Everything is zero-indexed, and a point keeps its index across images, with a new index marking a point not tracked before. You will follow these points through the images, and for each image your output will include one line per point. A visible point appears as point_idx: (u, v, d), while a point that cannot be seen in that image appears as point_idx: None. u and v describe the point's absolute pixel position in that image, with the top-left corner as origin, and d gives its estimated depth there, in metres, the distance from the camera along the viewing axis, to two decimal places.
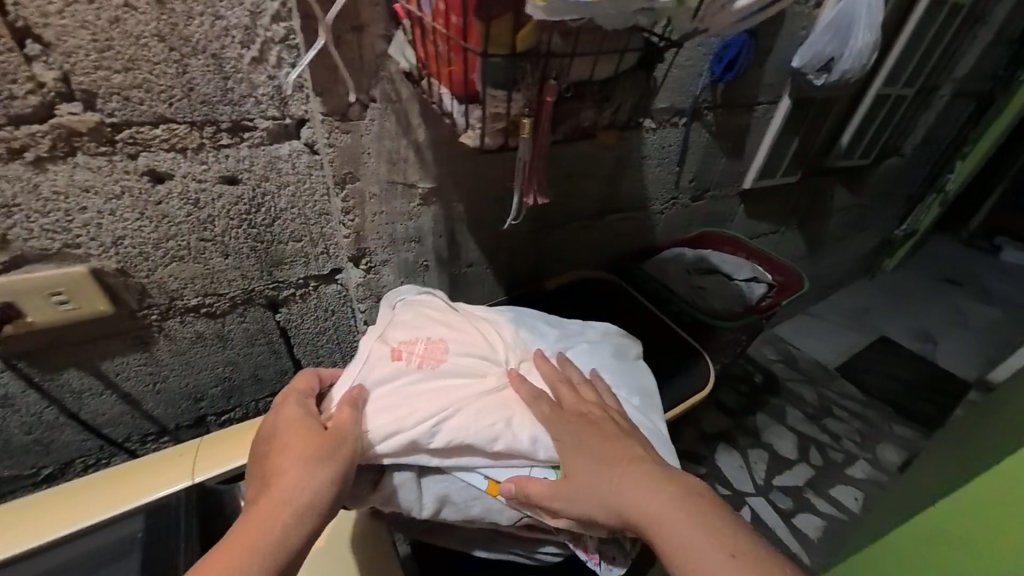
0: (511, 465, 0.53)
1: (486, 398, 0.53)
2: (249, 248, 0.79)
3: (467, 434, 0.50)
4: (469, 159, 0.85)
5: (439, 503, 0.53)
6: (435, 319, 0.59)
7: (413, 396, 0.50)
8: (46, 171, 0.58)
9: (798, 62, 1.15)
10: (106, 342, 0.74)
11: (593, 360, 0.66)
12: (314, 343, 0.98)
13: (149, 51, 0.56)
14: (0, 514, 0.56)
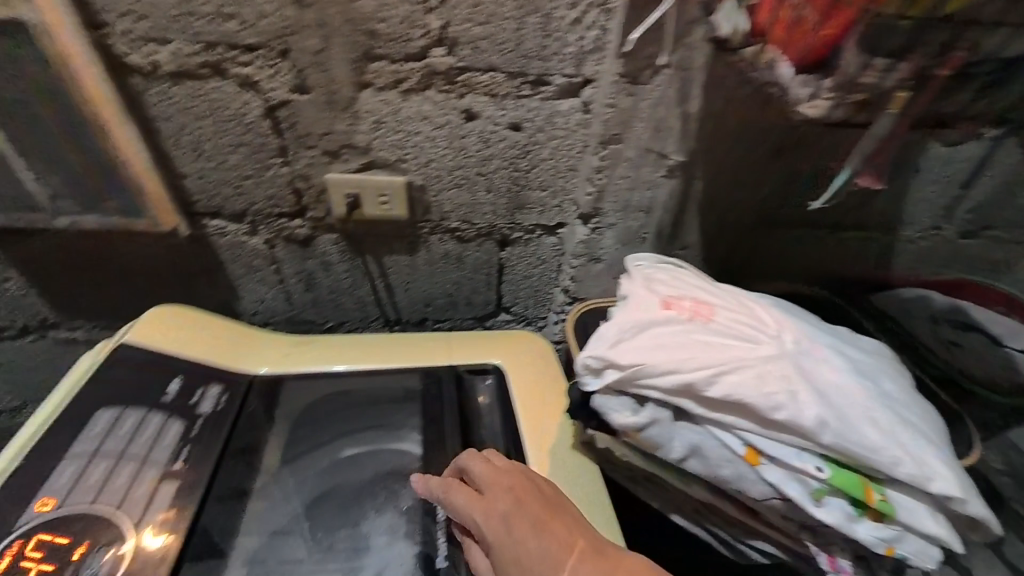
0: (781, 440, 0.49)
1: (766, 365, 0.51)
2: (506, 189, 0.90)
3: (747, 391, 0.49)
4: (726, 137, 0.80)
5: (687, 453, 0.52)
6: (696, 285, 0.61)
7: (689, 342, 0.52)
8: (408, 100, 0.75)
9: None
10: (392, 241, 0.95)
11: (873, 366, 0.56)
12: (520, 284, 1.09)
13: (504, 8, 0.68)
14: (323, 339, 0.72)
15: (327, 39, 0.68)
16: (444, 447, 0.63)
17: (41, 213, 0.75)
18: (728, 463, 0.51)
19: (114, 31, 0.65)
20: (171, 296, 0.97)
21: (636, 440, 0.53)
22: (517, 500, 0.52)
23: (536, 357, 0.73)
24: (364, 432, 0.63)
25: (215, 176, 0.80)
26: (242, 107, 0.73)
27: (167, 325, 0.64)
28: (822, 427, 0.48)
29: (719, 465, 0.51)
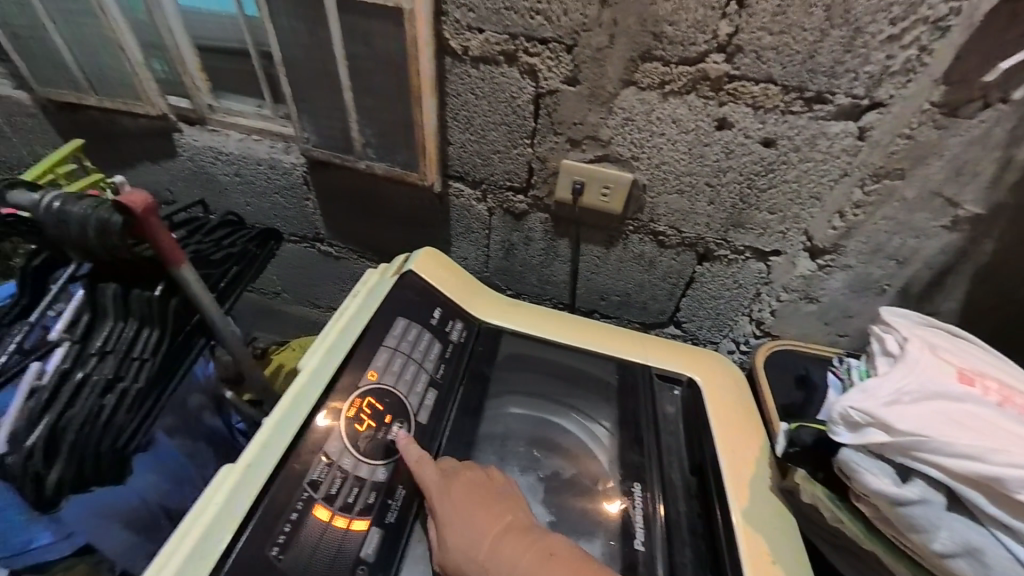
0: None
1: None
2: (730, 205, 0.86)
3: None
4: None
5: (961, 551, 0.49)
6: (989, 364, 0.58)
7: (996, 430, 0.50)
8: (666, 102, 0.77)
9: None
10: (593, 231, 0.99)
11: None
12: (702, 303, 1.04)
13: (809, 19, 0.64)
14: (531, 309, 0.77)
15: (614, 38, 0.73)
16: (640, 441, 0.65)
17: (351, 155, 0.97)
18: None
19: (446, 18, 0.78)
20: (404, 237, 1.17)
21: (894, 516, 0.52)
22: (474, 503, 0.53)
23: (734, 390, 0.73)
24: (550, 401, 0.68)
25: (472, 147, 0.93)
26: (517, 91, 0.83)
27: (445, 267, 0.75)
28: None
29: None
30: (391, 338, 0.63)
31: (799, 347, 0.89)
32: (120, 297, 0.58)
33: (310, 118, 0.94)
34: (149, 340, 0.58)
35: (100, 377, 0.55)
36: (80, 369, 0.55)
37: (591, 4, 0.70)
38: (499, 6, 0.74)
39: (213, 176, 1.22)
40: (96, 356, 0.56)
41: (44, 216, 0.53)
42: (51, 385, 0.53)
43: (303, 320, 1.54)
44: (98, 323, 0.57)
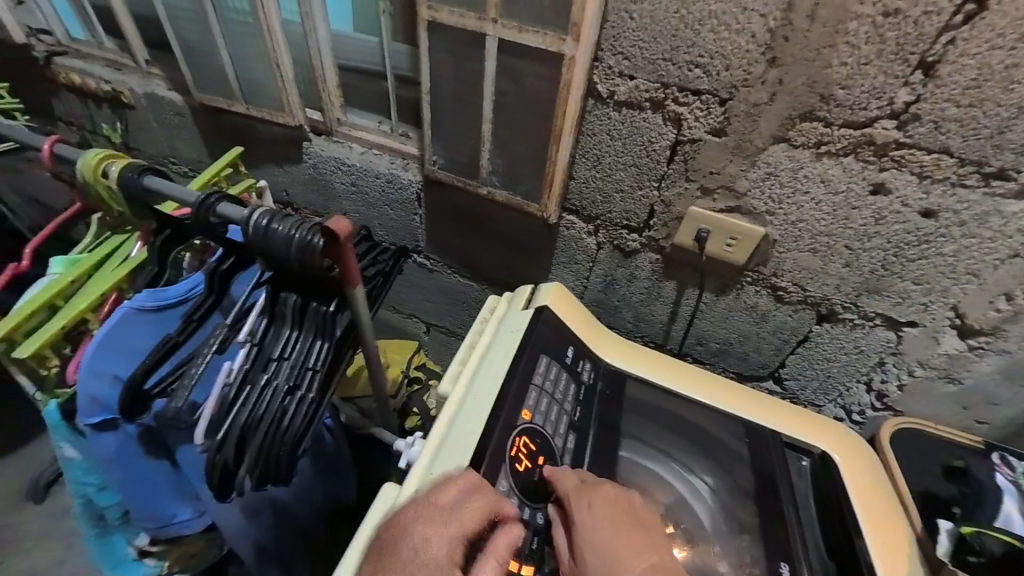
0: None
1: None
2: (869, 270, 0.82)
3: None
4: None
5: None
6: None
7: None
8: (818, 161, 0.75)
9: None
10: (706, 277, 0.97)
11: None
12: (812, 363, 0.99)
13: (1006, 96, 0.61)
14: (650, 357, 0.77)
15: (775, 96, 0.72)
16: (780, 514, 0.62)
17: (474, 180, 1.00)
18: None
19: (599, 64, 0.79)
20: (502, 260, 1.19)
21: None
22: (620, 526, 0.53)
23: (871, 468, 0.69)
24: (647, 447, 0.68)
25: (596, 184, 0.94)
26: (657, 136, 0.83)
27: (574, 306, 0.77)
28: None
29: None
30: (538, 376, 0.65)
31: (922, 426, 0.85)
32: (299, 308, 0.63)
33: (443, 144, 0.99)
34: (321, 352, 0.63)
35: (280, 384, 0.60)
36: (261, 371, 0.61)
37: (758, 62, 0.70)
38: (657, 56, 0.75)
39: (330, 184, 1.30)
40: (276, 362, 0.61)
41: (251, 232, 0.58)
42: (237, 384, 0.59)
43: (383, 323, 1.60)
44: (273, 331, 0.62)
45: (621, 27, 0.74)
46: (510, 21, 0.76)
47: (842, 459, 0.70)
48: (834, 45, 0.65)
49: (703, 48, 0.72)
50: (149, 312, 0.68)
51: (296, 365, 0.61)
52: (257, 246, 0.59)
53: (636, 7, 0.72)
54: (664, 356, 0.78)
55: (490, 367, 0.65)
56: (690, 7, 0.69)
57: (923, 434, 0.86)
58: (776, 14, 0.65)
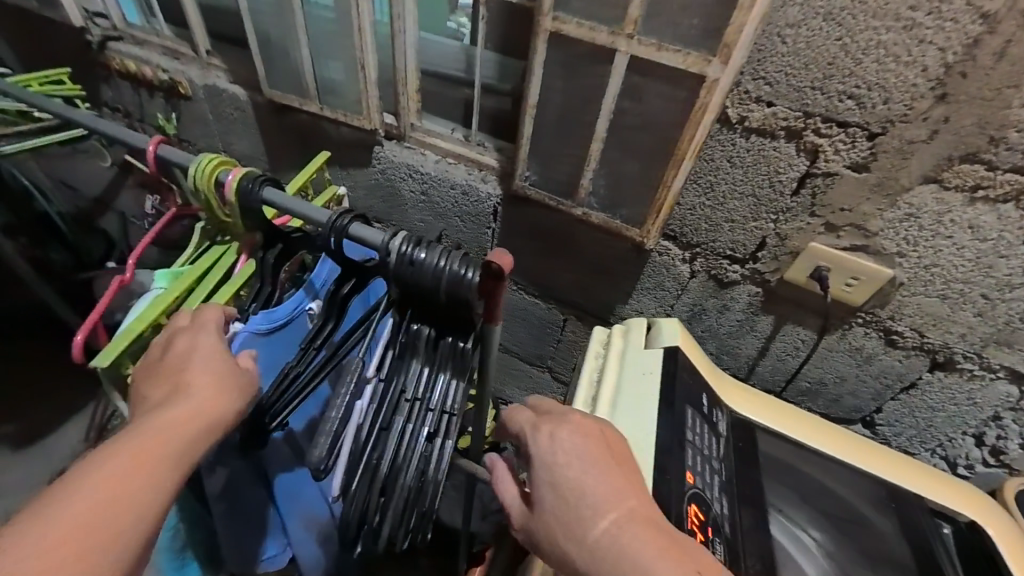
0: None
1: None
2: (1005, 322, 0.77)
3: None
4: None
5: None
6: None
7: None
8: (970, 206, 0.70)
9: None
10: (812, 315, 0.92)
11: None
12: (915, 412, 0.94)
13: None
14: (780, 407, 0.71)
15: (936, 134, 0.67)
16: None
17: (569, 200, 0.95)
18: None
19: (734, 88, 0.75)
20: (578, 281, 1.13)
21: None
22: (596, 457, 0.51)
23: None
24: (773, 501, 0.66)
25: (704, 212, 0.88)
26: (785, 167, 0.78)
27: (698, 352, 0.70)
28: None
29: None
30: (688, 432, 0.59)
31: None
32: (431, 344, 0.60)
33: (540, 159, 0.93)
34: (453, 394, 0.61)
35: (419, 428, 0.61)
36: (394, 413, 0.61)
37: (924, 98, 0.65)
38: (805, 83, 0.70)
39: (397, 190, 1.24)
40: (410, 403, 0.61)
41: (393, 261, 0.54)
42: (372, 424, 0.61)
43: None
44: (400, 367, 0.62)
45: (770, 51, 0.69)
46: (648, 38, 0.72)
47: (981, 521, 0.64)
48: (1018, 85, 0.60)
49: (861, 79, 0.67)
50: (262, 335, 0.67)
51: (432, 411, 0.61)
52: (399, 275, 0.54)
53: (792, 31, 0.67)
54: (792, 406, 0.72)
55: (628, 418, 0.60)
56: (856, 35, 0.64)
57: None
58: (957, 48, 0.61)
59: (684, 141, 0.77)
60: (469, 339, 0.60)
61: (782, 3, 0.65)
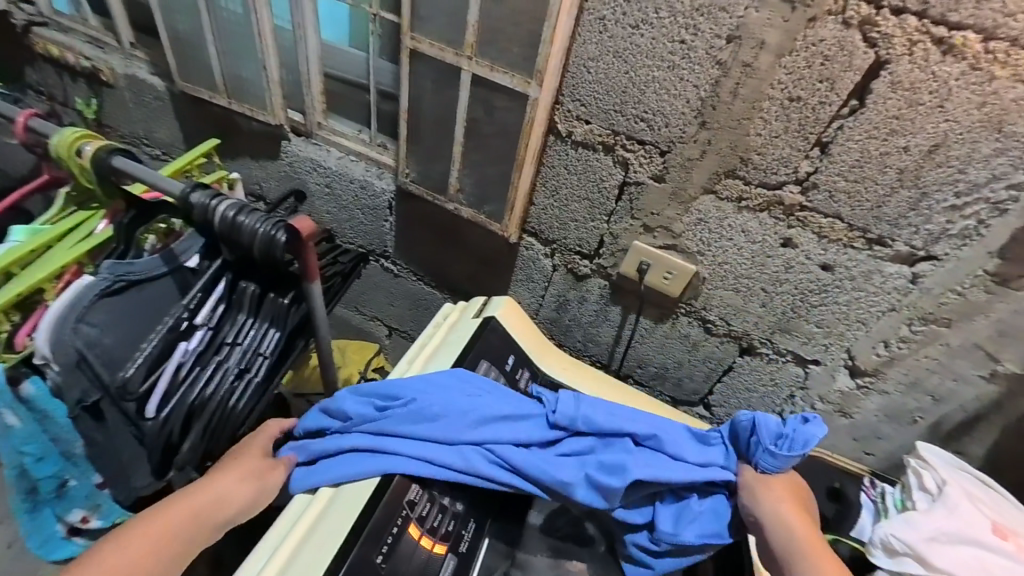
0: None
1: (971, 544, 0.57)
2: (780, 311, 0.92)
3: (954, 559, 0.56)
4: None
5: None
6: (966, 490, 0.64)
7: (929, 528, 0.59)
8: (740, 214, 0.87)
9: None
10: (648, 307, 1.07)
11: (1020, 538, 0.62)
12: (739, 394, 1.07)
13: (881, 176, 0.73)
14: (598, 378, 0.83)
15: (705, 153, 0.83)
16: None
17: (444, 196, 1.08)
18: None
19: (560, 108, 0.89)
20: (468, 271, 1.26)
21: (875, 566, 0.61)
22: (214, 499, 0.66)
23: None
24: None
25: (553, 212, 1.03)
26: (607, 176, 0.93)
27: (523, 323, 0.83)
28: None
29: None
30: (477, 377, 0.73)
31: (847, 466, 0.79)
32: (256, 298, 0.78)
33: (418, 159, 1.07)
34: (272, 340, 0.80)
35: (233, 367, 0.78)
36: (213, 353, 0.78)
37: (690, 123, 0.81)
38: (608, 106, 0.85)
39: (305, 183, 1.34)
40: (228, 346, 0.78)
41: (219, 222, 0.69)
42: (191, 363, 0.76)
43: (344, 322, 1.62)
44: (229, 317, 0.79)
45: (579, 78, 0.85)
46: (484, 60, 0.87)
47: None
48: (751, 118, 0.77)
49: (647, 106, 0.83)
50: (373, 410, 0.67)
51: (250, 351, 0.79)
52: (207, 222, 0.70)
53: (592, 63, 0.82)
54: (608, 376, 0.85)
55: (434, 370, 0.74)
56: (637, 71, 0.80)
57: (829, 464, 0.80)
58: (705, 86, 0.77)
59: (522, 149, 0.92)
60: (288, 293, 0.79)
61: (580, 40, 0.81)
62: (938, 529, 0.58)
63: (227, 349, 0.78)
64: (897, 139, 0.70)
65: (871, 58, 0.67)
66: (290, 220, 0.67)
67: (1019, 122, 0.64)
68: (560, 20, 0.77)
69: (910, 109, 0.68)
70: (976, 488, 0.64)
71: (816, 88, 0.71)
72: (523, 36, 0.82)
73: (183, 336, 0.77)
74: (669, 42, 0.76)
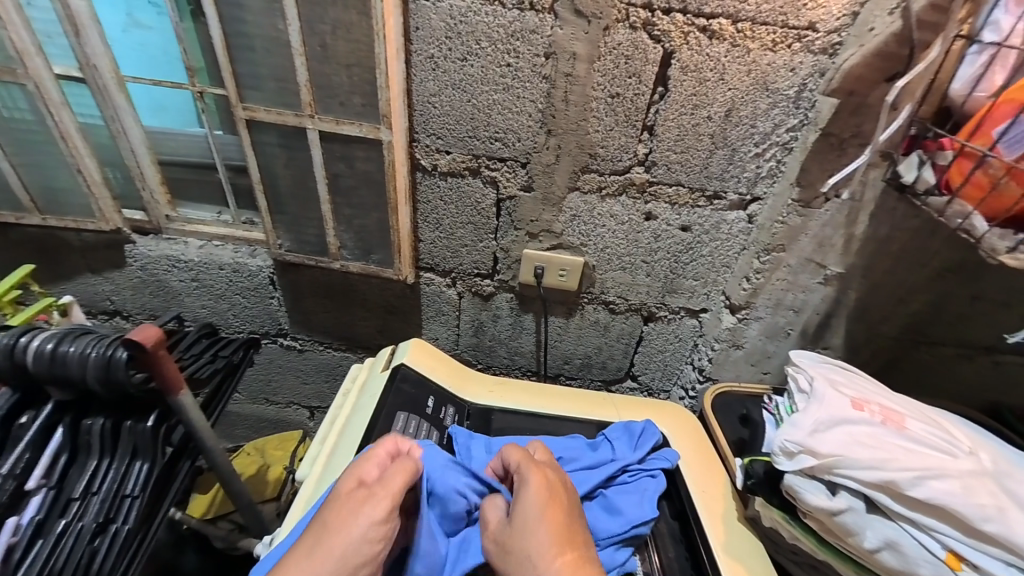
0: (859, 457, 0.54)
1: (848, 423, 0.58)
2: (663, 276, 1.03)
3: (841, 442, 0.55)
4: (894, 275, 0.89)
5: (799, 485, 0.57)
6: (841, 379, 0.66)
7: (812, 416, 0.59)
8: (604, 202, 0.96)
9: (978, 433, 0.61)
10: (557, 306, 1.12)
11: (911, 408, 0.62)
12: (656, 357, 1.17)
13: (700, 143, 0.86)
14: (523, 387, 0.84)
15: (560, 157, 0.91)
16: None
17: (327, 256, 1.05)
18: (824, 474, 0.55)
19: (418, 144, 0.92)
20: (376, 324, 1.21)
21: (784, 483, 0.59)
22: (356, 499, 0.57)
23: (690, 424, 0.80)
24: None
25: (442, 243, 1.04)
26: (481, 196, 0.97)
27: (435, 359, 0.81)
28: (881, 462, 0.53)
29: (821, 471, 0.55)
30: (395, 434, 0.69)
31: (751, 391, 0.90)
32: (109, 432, 0.67)
33: (288, 226, 1.03)
34: (139, 476, 0.68)
35: (89, 524, 0.65)
36: (59, 517, 0.64)
37: (538, 133, 0.88)
38: (462, 134, 0.90)
39: (166, 283, 1.20)
40: (79, 501, 0.66)
41: (35, 359, 0.61)
42: (27, 540, 0.62)
43: (257, 417, 1.46)
44: (76, 467, 0.67)
45: (428, 114, 0.88)
46: (327, 116, 0.87)
47: (727, 563, 0.63)
48: (588, 119, 0.86)
49: (498, 127, 0.88)
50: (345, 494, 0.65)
51: (109, 497, 0.66)
52: (19, 365, 0.61)
53: (436, 99, 0.86)
54: (532, 383, 0.86)
55: (348, 438, 0.69)
56: (479, 97, 0.85)
57: (741, 395, 0.90)
58: (541, 99, 0.85)
59: (392, 191, 0.92)
60: (150, 413, 0.69)
61: (417, 79, 0.84)
62: (820, 415, 0.59)
63: (77, 506, 0.66)
64: (701, 111, 0.83)
65: (660, 51, 0.79)
66: (128, 333, 0.59)
67: (778, 80, 0.79)
68: (390, 65, 0.79)
69: (701, 85, 0.81)
70: (847, 376, 0.67)
71: (628, 84, 0.82)
72: (360, 86, 0.83)
73: (13, 511, 0.63)
74: (498, 67, 0.82)
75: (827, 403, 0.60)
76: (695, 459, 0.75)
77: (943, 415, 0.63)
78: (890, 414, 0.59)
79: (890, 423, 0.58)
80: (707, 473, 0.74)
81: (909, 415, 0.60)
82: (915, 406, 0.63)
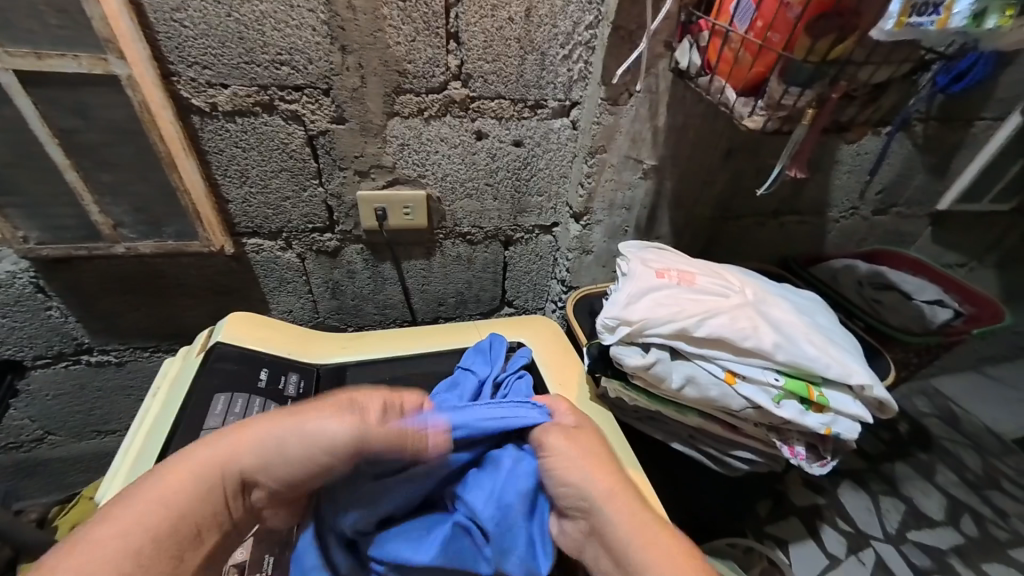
0: (660, 316, 0.63)
1: (652, 291, 0.67)
2: (510, 197, 1.03)
3: (646, 308, 0.64)
4: (697, 160, 1.00)
5: (621, 352, 0.64)
6: (652, 256, 0.75)
7: (627, 292, 0.67)
8: (429, 125, 0.89)
9: (747, 273, 0.75)
10: (413, 248, 1.07)
11: (702, 267, 0.74)
12: (522, 278, 1.20)
13: (508, 48, 0.83)
14: (382, 336, 0.81)
15: (365, 78, 0.81)
16: None
17: (106, 240, 0.84)
18: (637, 337, 0.64)
19: (180, 78, 0.74)
20: (209, 310, 1.04)
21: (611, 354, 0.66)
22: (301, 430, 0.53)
23: (546, 327, 0.85)
24: None
25: (256, 200, 0.90)
26: (288, 137, 0.84)
27: (273, 328, 0.74)
28: (676, 316, 0.63)
29: (634, 335, 0.64)
30: (219, 416, 0.61)
31: (599, 289, 0.98)
32: None
33: (30, 210, 0.79)
34: None
35: None
36: None
37: (331, 51, 0.77)
38: (236, 59, 0.74)
39: None
40: None
41: None
42: None
43: (93, 456, 1.21)
44: None
45: (181, 36, 0.70)
46: (19, 49, 0.65)
47: None
48: (383, 29, 0.77)
49: (279, 47, 0.74)
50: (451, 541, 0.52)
51: None
52: None
53: (183, 15, 0.69)
54: (392, 329, 0.83)
55: (158, 433, 0.59)
56: (240, 9, 0.69)
57: (595, 295, 0.98)
58: (321, 8, 0.72)
59: (159, 140, 0.76)
60: None
61: None
62: (633, 290, 0.67)
63: None
64: (501, 12, 0.79)
65: None
66: None
67: None
68: None
69: None
70: (657, 253, 0.77)
71: None
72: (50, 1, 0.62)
73: None
74: None
75: (639, 279, 0.69)
76: (554, 357, 0.80)
77: (725, 267, 0.75)
78: (685, 275, 0.70)
79: (684, 282, 0.68)
80: (564, 366, 0.79)
81: (699, 274, 0.71)
82: (706, 264, 0.75)
